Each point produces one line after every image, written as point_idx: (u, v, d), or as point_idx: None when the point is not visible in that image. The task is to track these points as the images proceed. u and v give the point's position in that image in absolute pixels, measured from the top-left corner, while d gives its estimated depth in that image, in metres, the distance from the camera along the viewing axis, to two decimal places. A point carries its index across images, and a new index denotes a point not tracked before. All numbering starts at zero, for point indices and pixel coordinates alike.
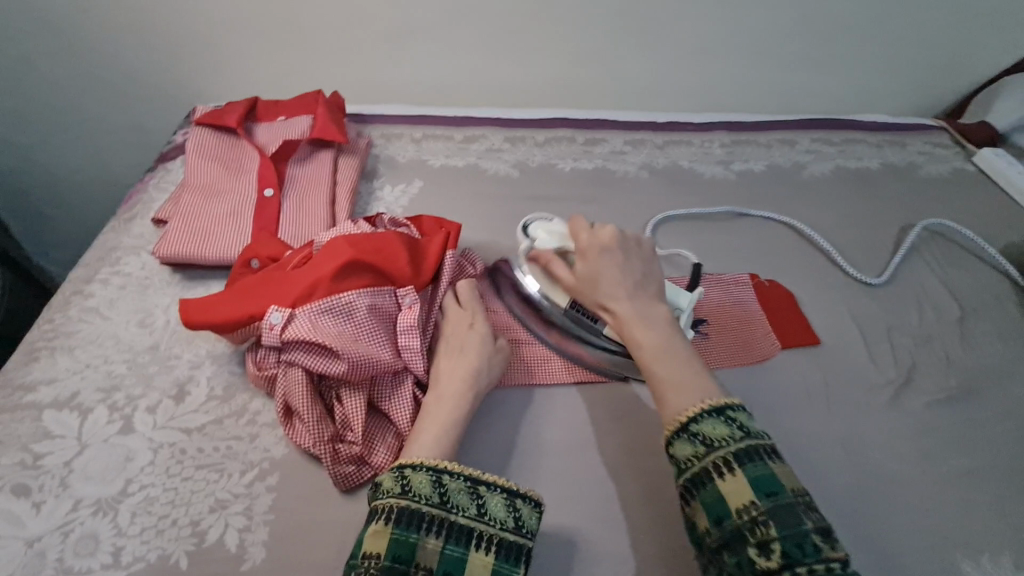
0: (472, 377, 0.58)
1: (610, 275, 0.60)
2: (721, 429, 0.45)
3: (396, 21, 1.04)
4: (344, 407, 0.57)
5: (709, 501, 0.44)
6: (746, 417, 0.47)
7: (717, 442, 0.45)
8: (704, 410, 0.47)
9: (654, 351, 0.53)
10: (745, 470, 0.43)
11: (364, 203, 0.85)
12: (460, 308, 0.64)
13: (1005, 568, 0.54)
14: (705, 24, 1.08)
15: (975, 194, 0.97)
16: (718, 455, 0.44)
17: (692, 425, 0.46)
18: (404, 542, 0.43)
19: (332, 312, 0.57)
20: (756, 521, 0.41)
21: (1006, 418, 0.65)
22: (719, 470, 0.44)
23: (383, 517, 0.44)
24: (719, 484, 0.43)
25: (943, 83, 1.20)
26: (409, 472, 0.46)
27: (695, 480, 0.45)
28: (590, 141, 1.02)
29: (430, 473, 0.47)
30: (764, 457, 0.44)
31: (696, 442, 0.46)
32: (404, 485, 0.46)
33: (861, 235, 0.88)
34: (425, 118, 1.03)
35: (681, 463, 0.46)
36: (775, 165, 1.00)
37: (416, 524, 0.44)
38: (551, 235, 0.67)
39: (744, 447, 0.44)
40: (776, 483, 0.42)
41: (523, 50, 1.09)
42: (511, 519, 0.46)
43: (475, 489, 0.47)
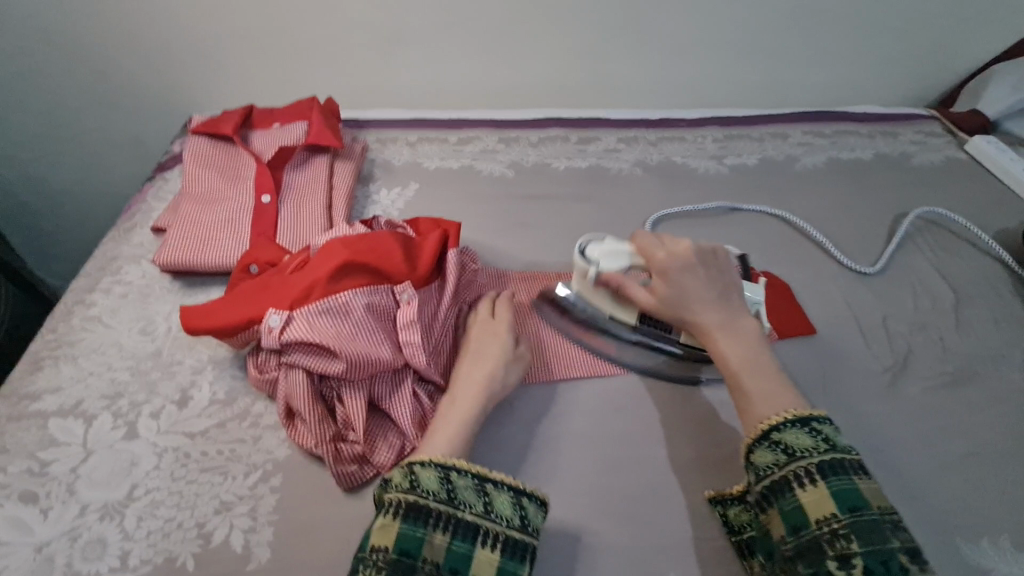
0: (488, 382, 0.59)
1: (693, 289, 0.59)
2: (805, 440, 0.46)
3: (388, 27, 1.06)
4: (345, 406, 0.57)
5: (788, 508, 0.45)
6: (833, 431, 0.47)
7: (801, 453, 0.46)
8: (788, 420, 0.48)
9: (740, 366, 0.54)
10: (829, 482, 0.44)
11: (361, 206, 0.86)
12: (491, 319, 0.65)
13: (1005, 549, 0.54)
14: (694, 21, 1.09)
15: (968, 182, 0.98)
16: (801, 465, 0.45)
17: (774, 433, 0.47)
18: (411, 536, 0.44)
19: (329, 313, 0.58)
20: (838, 533, 0.42)
21: (1002, 401, 0.66)
22: (802, 480, 0.45)
23: (392, 512, 0.45)
24: (800, 494, 0.44)
25: (932, 72, 1.21)
26: (418, 468, 0.47)
27: (773, 487, 0.46)
28: (583, 140, 1.03)
29: (437, 470, 0.47)
30: (851, 472, 0.45)
31: (777, 451, 0.47)
32: (413, 481, 0.46)
33: (855, 225, 0.89)
34: (420, 122, 1.04)
35: (760, 468, 0.47)
36: (768, 159, 1.01)
37: (423, 519, 0.45)
38: (613, 254, 0.64)
39: (830, 460, 0.45)
40: (861, 499, 0.43)
41: (515, 52, 1.10)
42: (517, 517, 0.47)
43: (482, 486, 0.48)
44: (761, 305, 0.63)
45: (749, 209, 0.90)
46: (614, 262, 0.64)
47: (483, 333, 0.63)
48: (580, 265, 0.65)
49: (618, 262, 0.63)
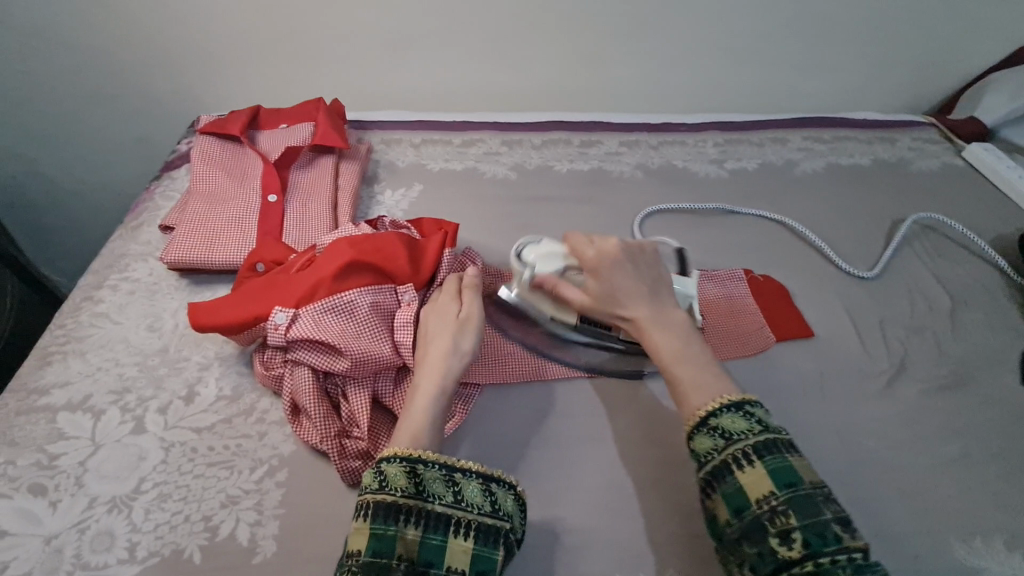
0: (445, 360, 0.57)
1: (626, 287, 0.60)
2: (740, 423, 0.48)
3: (394, 29, 1.07)
4: (349, 403, 0.58)
5: (730, 492, 0.46)
6: (763, 413, 0.49)
7: (737, 436, 0.47)
8: (723, 405, 0.49)
9: (673, 359, 0.55)
10: (765, 462, 0.46)
11: (366, 207, 0.87)
12: (439, 295, 0.63)
13: (997, 549, 0.55)
14: (697, 27, 1.10)
15: (965, 188, 0.99)
16: (738, 448, 0.47)
17: (711, 419, 0.49)
18: (384, 534, 0.45)
19: (334, 311, 0.59)
20: (776, 510, 0.43)
21: (996, 404, 0.67)
22: (740, 462, 0.46)
23: (363, 513, 0.46)
24: (739, 475, 0.46)
25: (931, 79, 1.22)
26: (384, 465, 0.48)
27: (715, 472, 0.47)
28: (586, 143, 1.04)
29: (404, 464, 0.48)
30: (782, 450, 0.46)
31: (716, 436, 0.48)
32: (379, 479, 0.47)
33: (853, 230, 0.90)
34: (424, 123, 1.05)
35: (702, 455, 0.48)
36: (768, 163, 1.02)
37: (394, 516, 0.46)
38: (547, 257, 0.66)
39: (763, 440, 0.47)
40: (794, 475, 0.45)
41: (518, 55, 1.12)
42: (487, 503, 0.48)
43: (449, 477, 0.49)
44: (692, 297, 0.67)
45: (746, 213, 0.91)
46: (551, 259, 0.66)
47: (432, 308, 0.61)
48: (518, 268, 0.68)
49: (553, 262, 0.66)
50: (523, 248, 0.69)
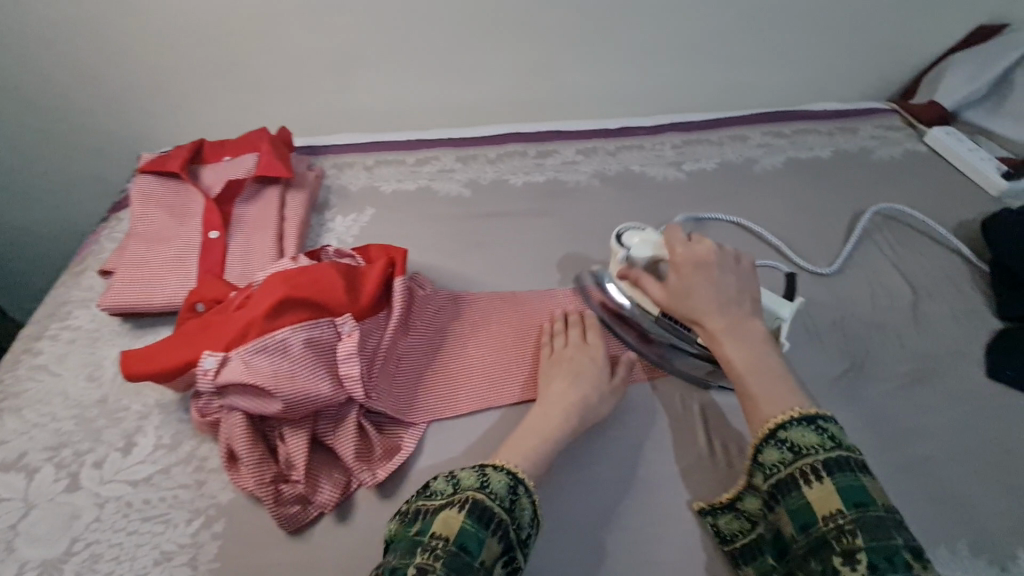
0: (567, 414, 0.60)
1: (704, 289, 0.61)
2: (811, 437, 0.48)
3: (342, 51, 1.05)
4: (286, 446, 0.56)
5: (795, 507, 0.47)
6: (838, 429, 0.49)
7: (806, 450, 0.48)
8: (794, 417, 0.49)
9: (745, 365, 0.56)
10: (834, 479, 0.45)
11: (315, 235, 0.85)
12: (585, 343, 0.69)
13: (961, 555, 0.53)
14: (648, 29, 1.09)
15: (927, 175, 0.97)
16: (807, 462, 0.47)
17: (781, 432, 0.49)
18: (473, 533, 0.45)
19: (267, 351, 0.57)
20: (843, 529, 0.43)
21: (959, 399, 0.65)
22: (807, 477, 0.47)
23: (461, 505, 0.46)
24: (806, 490, 0.46)
25: (892, 64, 1.20)
26: (490, 471, 0.50)
27: (781, 484, 0.48)
28: (541, 154, 1.02)
29: (507, 478, 0.50)
30: (855, 469, 0.46)
31: (784, 449, 0.49)
32: (484, 482, 0.49)
33: (815, 226, 0.88)
34: (378, 144, 1.04)
35: (769, 467, 0.50)
36: (726, 162, 1.00)
37: (486, 520, 0.46)
38: (647, 241, 0.71)
39: (834, 457, 0.46)
40: (865, 495, 0.44)
41: (471, 68, 1.10)
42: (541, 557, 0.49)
43: (534, 511, 0.50)
44: (784, 320, 0.64)
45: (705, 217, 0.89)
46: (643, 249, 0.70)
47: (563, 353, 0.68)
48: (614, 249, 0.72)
49: (649, 252, 0.70)
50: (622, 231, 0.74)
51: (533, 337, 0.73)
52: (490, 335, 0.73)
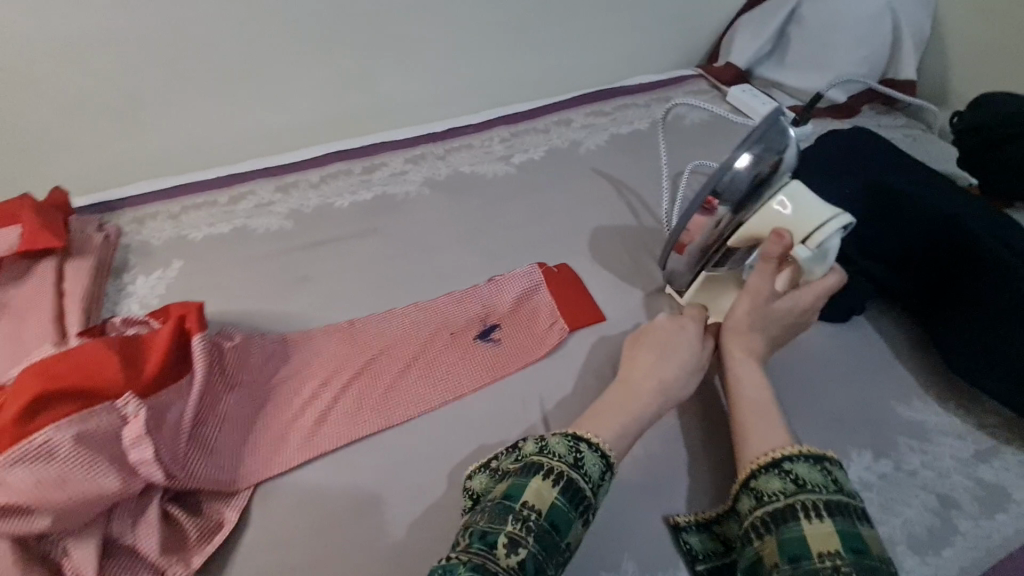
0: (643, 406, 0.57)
1: (775, 321, 0.62)
2: (817, 476, 0.48)
3: (118, 93, 0.93)
4: (72, 561, 0.49)
5: (792, 537, 0.46)
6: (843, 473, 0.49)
7: (812, 486, 0.47)
8: (802, 454, 0.50)
9: (754, 401, 0.57)
10: (834, 520, 0.45)
11: (112, 303, 0.76)
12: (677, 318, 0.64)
13: None
14: (455, 28, 1.06)
15: (731, 132, 1.04)
16: (809, 498, 0.47)
17: (788, 463, 0.49)
18: (561, 511, 0.46)
19: (23, 461, 0.48)
20: (839, 569, 0.42)
21: None
22: (809, 512, 0.46)
23: (552, 480, 0.48)
24: (807, 526, 0.45)
25: (694, 31, 1.28)
26: (584, 450, 0.51)
27: (777, 514, 0.47)
28: (368, 170, 0.98)
29: (599, 458, 0.51)
30: (853, 515, 0.46)
31: (787, 479, 0.49)
32: (577, 458, 0.50)
33: (638, 198, 0.91)
34: (184, 187, 0.94)
35: (768, 494, 0.49)
36: (553, 148, 1.02)
37: (575, 501, 0.48)
38: (828, 256, 0.61)
39: (836, 500, 0.46)
40: (862, 543, 0.44)
41: (277, 91, 1.02)
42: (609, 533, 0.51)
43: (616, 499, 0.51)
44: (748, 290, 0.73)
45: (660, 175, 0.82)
46: (813, 262, 0.60)
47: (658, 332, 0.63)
48: (818, 229, 0.59)
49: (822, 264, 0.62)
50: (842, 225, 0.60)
51: (418, 345, 0.70)
52: (405, 345, 0.70)
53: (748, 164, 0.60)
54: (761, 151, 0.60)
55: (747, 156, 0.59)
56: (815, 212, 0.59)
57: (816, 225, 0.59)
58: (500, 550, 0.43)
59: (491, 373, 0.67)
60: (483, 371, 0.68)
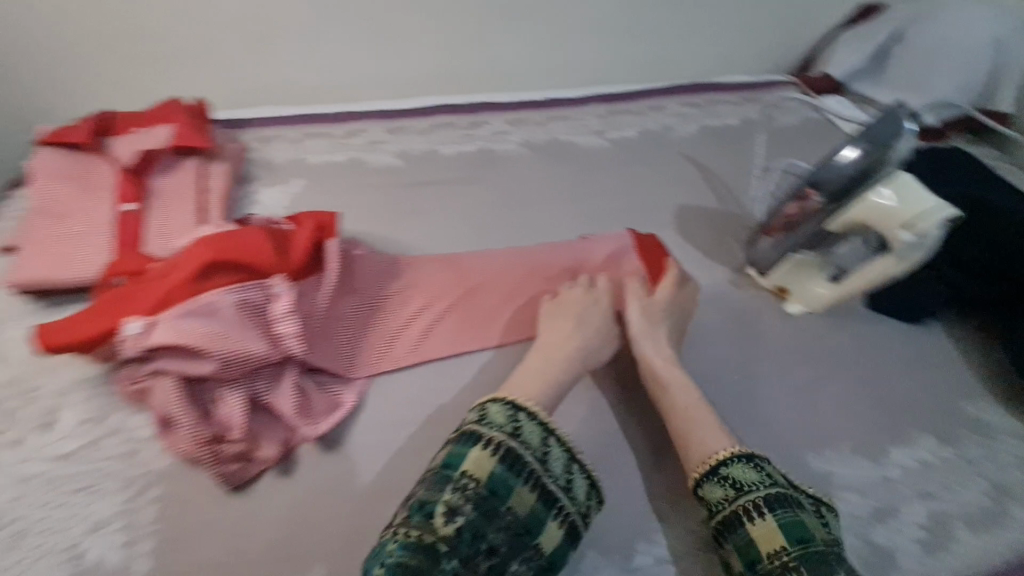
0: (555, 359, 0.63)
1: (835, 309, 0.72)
2: (751, 475, 0.52)
3: (256, 22, 1.01)
4: (224, 406, 0.57)
5: (742, 542, 0.49)
6: (773, 466, 0.54)
7: (749, 486, 0.52)
8: (734, 455, 0.54)
9: (688, 403, 0.61)
10: (775, 515, 0.49)
11: (241, 207, 0.84)
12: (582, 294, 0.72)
13: (843, 454, 0.61)
14: (567, 5, 1.12)
15: (820, 138, 1.07)
16: (749, 500, 0.51)
17: (723, 468, 0.54)
18: (501, 479, 0.50)
19: (194, 314, 0.56)
20: (788, 565, 0.46)
21: (847, 327, 0.73)
22: (751, 514, 0.50)
23: (491, 449, 0.51)
24: (750, 527, 0.49)
25: (791, 40, 1.30)
26: (524, 420, 0.54)
27: (727, 521, 0.51)
28: (471, 125, 1.04)
29: (541, 428, 0.54)
30: (793, 506, 0.50)
31: (727, 486, 0.53)
32: (515, 427, 0.53)
33: (725, 185, 0.95)
34: (304, 117, 1.02)
35: (715, 504, 0.53)
36: (646, 130, 1.06)
37: (516, 469, 0.50)
38: (928, 244, 0.62)
39: (774, 493, 0.51)
40: (806, 532, 0.48)
41: (396, 41, 1.09)
42: (587, 500, 0.53)
43: (570, 463, 0.54)
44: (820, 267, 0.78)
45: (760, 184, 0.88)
46: (909, 250, 0.62)
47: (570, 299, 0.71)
48: (916, 215, 0.60)
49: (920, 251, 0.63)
50: (945, 216, 0.60)
51: (515, 282, 0.76)
52: (504, 280, 0.76)
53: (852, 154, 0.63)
54: (870, 141, 0.63)
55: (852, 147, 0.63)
56: (917, 202, 0.60)
57: (918, 213, 0.60)
58: (437, 518, 0.47)
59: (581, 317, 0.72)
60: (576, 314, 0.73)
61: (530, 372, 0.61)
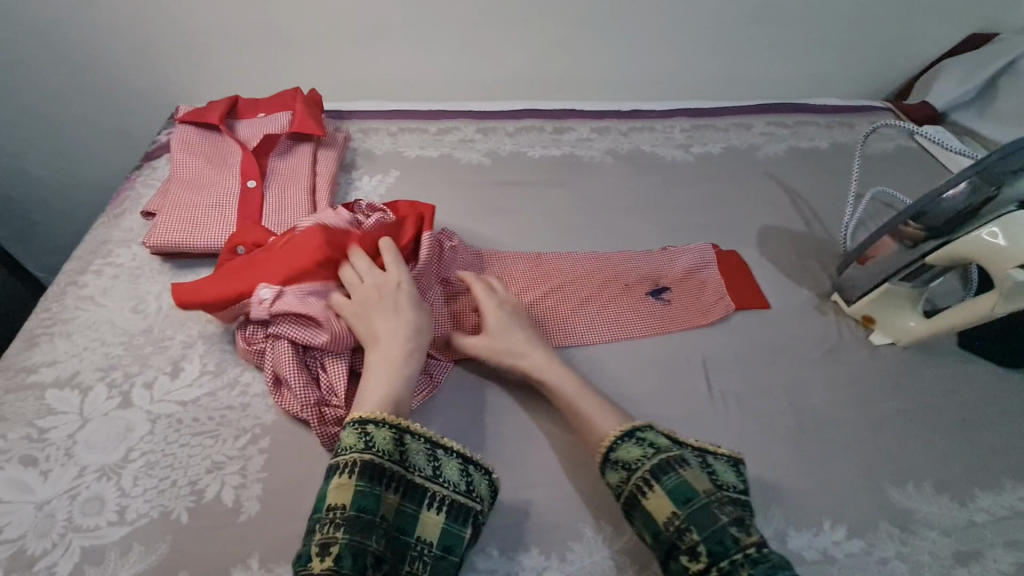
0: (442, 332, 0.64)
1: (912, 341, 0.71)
2: (635, 451, 0.54)
3: (367, 21, 1.08)
4: (329, 374, 0.62)
5: (643, 518, 0.51)
6: (654, 435, 0.55)
7: (635, 464, 0.53)
8: (621, 435, 0.55)
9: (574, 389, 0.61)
10: (662, 484, 0.51)
11: (344, 192, 0.90)
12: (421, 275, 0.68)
13: (927, 492, 0.59)
14: (661, 19, 1.13)
15: (916, 168, 1.04)
16: (639, 476, 0.52)
17: (613, 453, 0.55)
18: (368, 494, 0.47)
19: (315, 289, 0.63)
20: (681, 528, 0.48)
21: (939, 364, 0.71)
22: (642, 489, 0.51)
23: (348, 471, 0.48)
24: (646, 501, 0.51)
25: (891, 65, 1.26)
26: (371, 428, 0.51)
27: (629, 502, 0.52)
28: (558, 130, 1.07)
29: (391, 430, 0.51)
30: (675, 468, 0.52)
31: (619, 469, 0.53)
32: (367, 441, 0.50)
33: (811, 209, 0.94)
34: (401, 112, 1.08)
35: (614, 489, 0.53)
36: (731, 147, 1.06)
37: (376, 477, 0.48)
38: None
39: (656, 463, 0.52)
40: (690, 490, 0.50)
41: (492, 46, 1.14)
42: (462, 484, 0.51)
43: (433, 452, 0.52)
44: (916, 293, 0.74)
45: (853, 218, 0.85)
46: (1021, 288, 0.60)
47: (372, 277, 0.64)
48: None
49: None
50: None
51: (596, 285, 0.78)
52: (586, 282, 0.78)
53: (968, 186, 0.62)
54: (992, 174, 0.61)
55: (970, 179, 0.62)
56: None
57: None
58: (312, 559, 0.44)
59: (660, 325, 0.73)
60: (655, 322, 0.74)
61: (390, 352, 0.59)
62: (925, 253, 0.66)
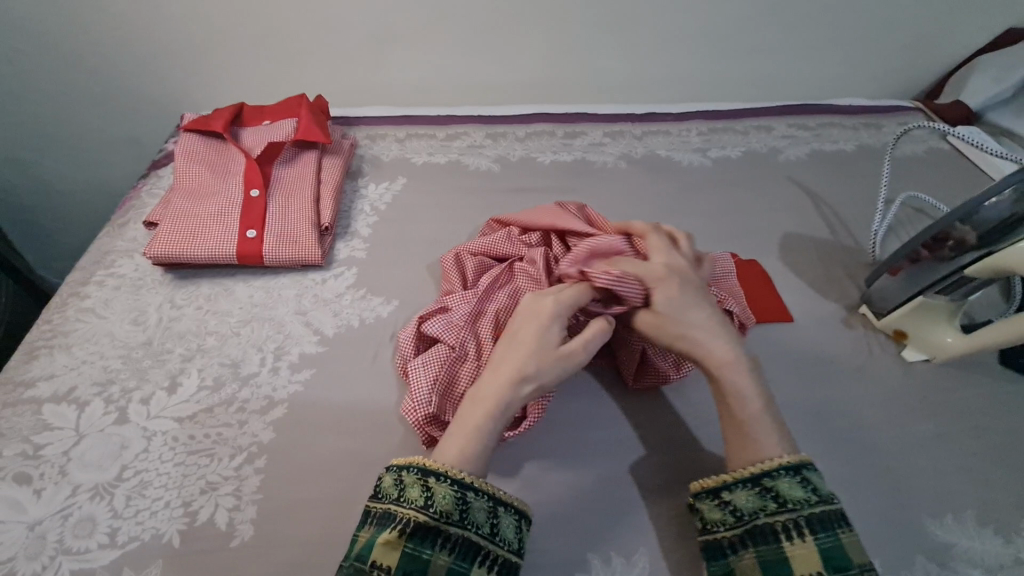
0: (515, 383, 0.52)
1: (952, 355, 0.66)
2: (797, 491, 0.48)
3: (373, 27, 1.07)
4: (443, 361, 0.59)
5: (771, 558, 0.46)
6: (821, 479, 0.49)
7: (793, 504, 0.47)
8: (783, 466, 0.49)
9: (748, 413, 0.52)
10: (817, 538, 0.46)
11: (349, 200, 0.88)
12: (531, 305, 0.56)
13: (968, 525, 0.54)
14: (675, 20, 1.10)
15: (950, 171, 0.98)
16: (790, 517, 0.47)
17: (768, 479, 0.49)
18: (416, 556, 0.44)
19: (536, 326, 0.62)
20: None
21: (978, 383, 0.66)
22: (789, 531, 0.46)
23: (399, 529, 0.45)
24: (788, 546, 0.46)
25: (920, 64, 1.21)
26: (434, 482, 0.47)
27: (757, 532, 0.47)
28: (569, 135, 1.04)
29: (453, 487, 0.47)
30: (835, 526, 0.46)
31: (768, 497, 0.48)
32: (428, 496, 0.46)
33: (836, 215, 0.89)
34: (409, 118, 1.06)
35: (746, 512, 0.49)
36: (751, 151, 1.02)
37: (430, 540, 0.45)
38: None
39: (819, 513, 0.46)
40: (843, 557, 0.44)
41: (500, 49, 1.12)
42: (517, 543, 0.48)
43: (494, 509, 0.48)
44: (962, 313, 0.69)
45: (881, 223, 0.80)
46: None
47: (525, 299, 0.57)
48: None
49: None
50: None
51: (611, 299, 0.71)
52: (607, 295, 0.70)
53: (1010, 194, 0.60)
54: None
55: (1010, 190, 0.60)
56: None
57: None
58: None
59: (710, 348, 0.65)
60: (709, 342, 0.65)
61: (481, 395, 0.52)
62: (963, 266, 0.62)
